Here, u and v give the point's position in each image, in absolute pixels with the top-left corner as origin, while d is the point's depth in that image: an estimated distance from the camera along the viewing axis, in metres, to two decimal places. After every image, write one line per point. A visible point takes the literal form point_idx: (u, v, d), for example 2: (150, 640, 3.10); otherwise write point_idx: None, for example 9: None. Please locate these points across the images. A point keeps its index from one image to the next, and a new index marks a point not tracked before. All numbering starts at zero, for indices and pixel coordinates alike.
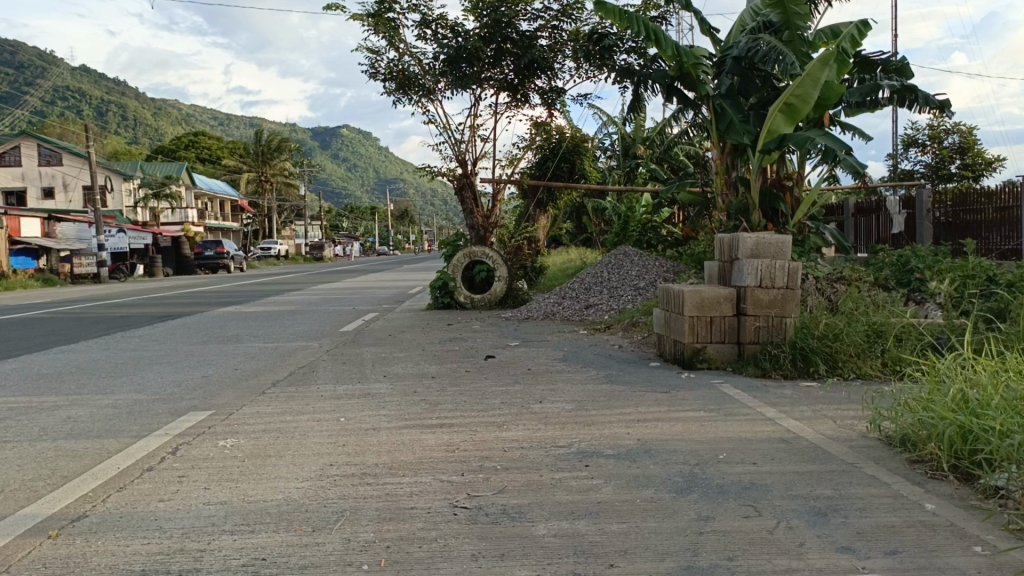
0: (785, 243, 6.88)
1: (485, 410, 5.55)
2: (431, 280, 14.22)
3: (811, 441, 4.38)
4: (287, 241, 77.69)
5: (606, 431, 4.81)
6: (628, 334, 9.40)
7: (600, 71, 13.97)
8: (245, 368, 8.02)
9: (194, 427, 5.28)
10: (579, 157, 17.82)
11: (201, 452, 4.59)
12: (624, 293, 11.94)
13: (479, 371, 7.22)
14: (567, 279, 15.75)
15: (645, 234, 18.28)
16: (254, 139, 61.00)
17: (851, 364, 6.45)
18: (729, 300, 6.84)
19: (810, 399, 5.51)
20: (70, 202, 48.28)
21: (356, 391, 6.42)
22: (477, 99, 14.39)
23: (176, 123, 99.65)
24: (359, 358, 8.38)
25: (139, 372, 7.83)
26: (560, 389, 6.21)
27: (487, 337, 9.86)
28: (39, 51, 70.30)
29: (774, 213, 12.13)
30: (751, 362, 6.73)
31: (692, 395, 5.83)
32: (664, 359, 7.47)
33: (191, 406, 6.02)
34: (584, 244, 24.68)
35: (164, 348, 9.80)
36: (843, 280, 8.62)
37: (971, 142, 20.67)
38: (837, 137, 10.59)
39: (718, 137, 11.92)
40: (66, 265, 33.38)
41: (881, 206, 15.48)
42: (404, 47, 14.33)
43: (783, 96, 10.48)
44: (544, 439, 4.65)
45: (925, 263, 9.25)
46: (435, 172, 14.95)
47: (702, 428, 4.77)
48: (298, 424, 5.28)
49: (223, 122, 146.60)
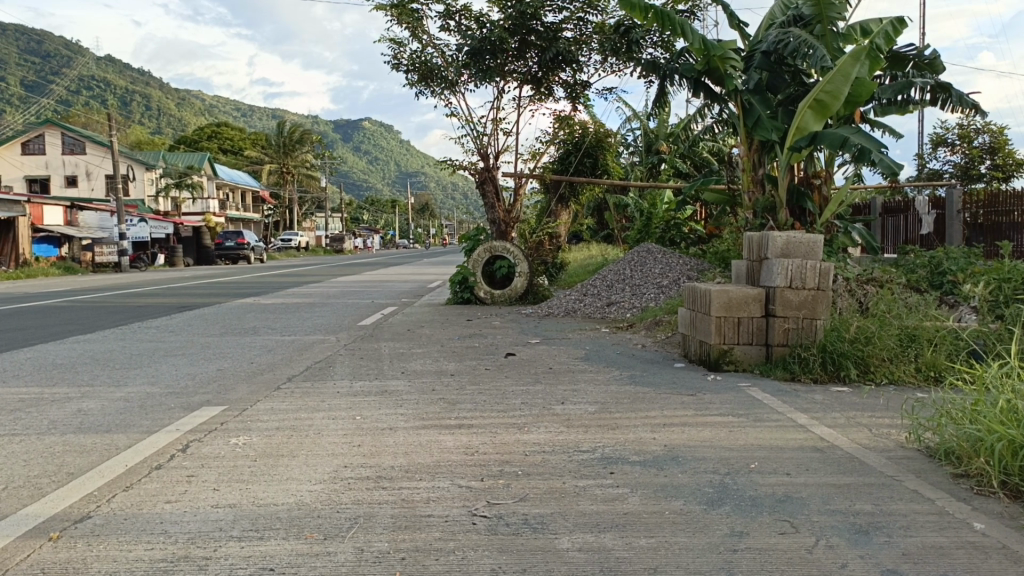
0: (817, 243, 6.66)
1: (505, 411, 5.39)
2: (451, 274, 14.10)
3: (847, 451, 4.17)
4: (308, 233, 78.04)
5: (631, 435, 4.64)
6: (651, 334, 9.20)
7: (626, 65, 13.74)
8: (261, 361, 7.93)
9: (206, 423, 5.18)
10: (602, 152, 17.62)
11: (212, 450, 4.49)
12: (647, 291, 11.73)
13: (499, 369, 7.06)
14: (588, 276, 15.59)
15: (668, 231, 18.02)
16: (275, 131, 61.22)
17: (883, 368, 6.21)
18: (757, 300, 6.62)
19: (843, 405, 5.29)
20: (93, 190, 48.64)
21: (374, 388, 6.28)
22: (500, 91, 14.21)
23: (199, 114, 100.29)
24: (377, 353, 8.25)
25: (154, 364, 7.75)
26: (582, 390, 6.04)
27: (507, 334, 9.71)
28: (65, 41, 70.99)
29: (802, 212, 11.84)
30: (780, 365, 6.51)
31: (719, 399, 5.63)
32: (689, 360, 7.27)
33: (204, 401, 5.93)
34: (605, 240, 24.49)
35: (181, 339, 9.74)
36: (874, 282, 8.37)
37: (1002, 142, 20.16)
38: (871, 135, 10.26)
39: (745, 133, 11.66)
40: (88, 254, 33.61)
41: (909, 206, 15.13)
42: (427, 38, 14.18)
43: (813, 92, 10.18)
44: (566, 443, 4.48)
45: (959, 265, 8.95)
46: (456, 166, 14.80)
47: (731, 434, 4.59)
48: (313, 421, 5.15)
49: (246, 113, 147.43)
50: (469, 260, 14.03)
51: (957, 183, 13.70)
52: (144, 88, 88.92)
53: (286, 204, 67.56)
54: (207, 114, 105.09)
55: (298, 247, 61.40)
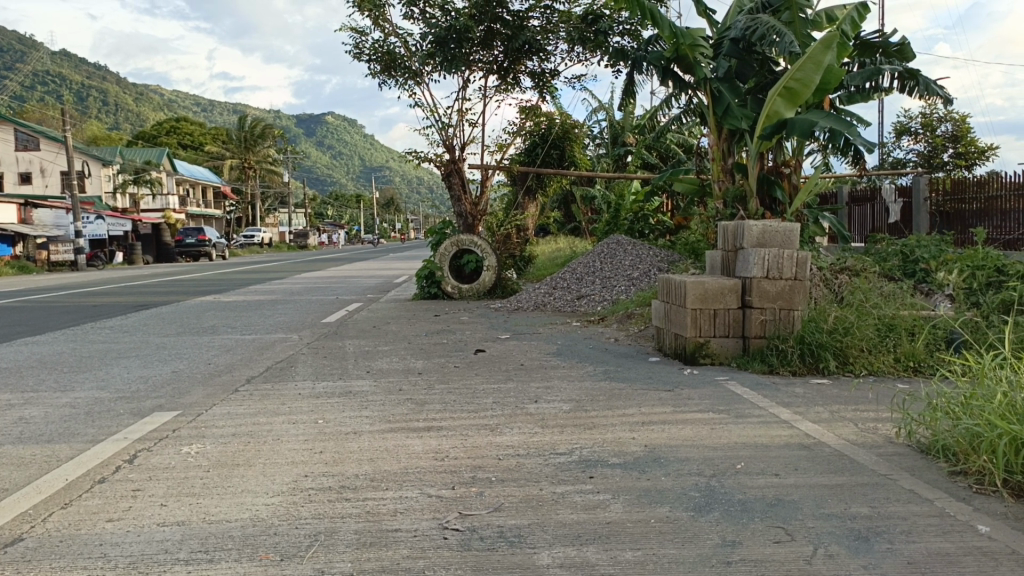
0: (793, 231, 6.48)
1: (476, 411, 5.13)
2: (417, 269, 13.79)
3: (836, 448, 3.99)
4: (271, 229, 76.86)
5: (608, 435, 4.41)
6: (624, 327, 9.01)
7: (593, 54, 13.53)
8: (219, 362, 7.56)
9: (157, 430, 4.84)
10: (569, 144, 17.44)
11: (162, 461, 4.16)
12: (618, 284, 11.55)
13: (469, 367, 6.79)
14: (557, 269, 15.40)
15: (637, 223, 17.88)
16: (237, 126, 60.09)
17: (863, 360, 6.08)
18: (733, 291, 6.44)
19: (825, 399, 5.13)
20: (47, 186, 47.14)
21: (337, 389, 5.98)
22: (466, 81, 13.93)
23: (158, 108, 98.06)
24: (341, 352, 7.93)
25: (105, 367, 7.34)
26: (556, 387, 5.81)
27: (476, 329, 9.44)
28: (16, 33, 68.83)
29: (772, 202, 11.73)
30: (757, 358, 6.33)
31: (698, 394, 5.43)
32: (664, 354, 7.08)
33: (156, 406, 5.58)
34: (573, 232, 24.37)
35: (136, 340, 9.31)
36: (847, 270, 8.27)
37: (964, 130, 20.37)
38: (844, 121, 10.15)
39: (715, 122, 11.51)
40: (42, 252, 32.46)
41: (876, 195, 15.17)
42: (390, 27, 13.82)
43: (782, 80, 10.08)
44: (541, 446, 4.24)
45: (930, 253, 8.89)
46: (421, 158, 14.47)
47: (713, 432, 4.39)
48: (272, 426, 4.84)
49: (206, 108, 144.67)
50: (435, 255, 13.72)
51: (922, 171, 13.74)
52: (99, 82, 86.62)
53: (249, 200, 66.39)
54: (165, 108, 102.74)
55: (261, 243, 60.38)
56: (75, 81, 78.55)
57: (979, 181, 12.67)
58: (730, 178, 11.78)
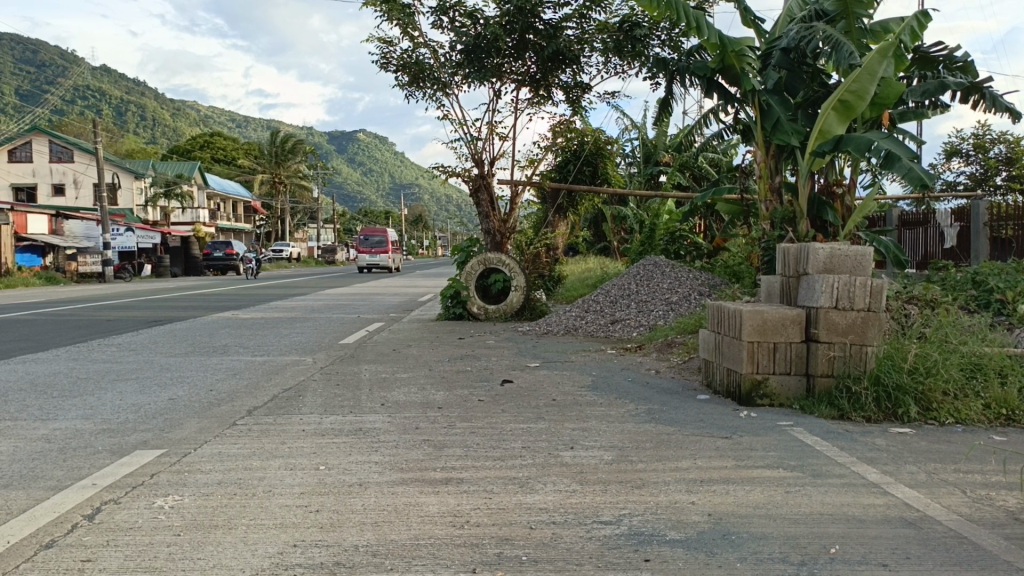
0: (866, 255, 5.71)
1: (502, 459, 4.41)
2: (443, 288, 13.13)
3: (949, 525, 3.24)
4: (299, 245, 77.10)
5: (662, 498, 3.66)
6: (664, 357, 8.23)
7: (630, 66, 12.87)
8: (221, 388, 6.90)
9: (132, 476, 4.18)
10: (602, 161, 16.83)
11: (127, 519, 3.49)
12: (655, 308, 10.79)
13: (495, 401, 6.07)
14: (588, 291, 14.71)
15: (673, 244, 17.09)
16: (268, 141, 60.37)
17: (947, 406, 5.31)
18: (797, 323, 5.68)
19: (915, 455, 4.36)
20: (78, 198, 47.31)
21: (345, 426, 5.29)
22: (497, 94, 13.33)
23: (192, 123, 99.10)
24: (355, 379, 7.25)
25: (98, 391, 6.74)
26: (595, 430, 5.08)
27: (503, 355, 8.73)
28: (58, 50, 70.27)
29: (824, 224, 10.96)
30: (824, 401, 5.53)
31: (761, 443, 4.66)
32: (714, 392, 6.31)
33: (139, 443, 4.92)
34: (602, 252, 23.77)
35: (139, 360, 8.71)
36: (917, 300, 7.46)
37: (1019, 152, 19.41)
38: (903, 143, 9.36)
39: (762, 137, 10.77)
40: (72, 263, 32.38)
41: (929, 219, 14.24)
42: (419, 36, 13.26)
43: (836, 92, 9.31)
44: (581, 510, 3.51)
45: (1006, 282, 8.03)
46: (449, 173, 13.85)
47: (789, 497, 3.63)
48: (265, 474, 4.17)
49: (239, 124, 146.52)
50: (461, 273, 13.06)
51: (981, 195, 12.82)
52: (138, 98, 88.10)
53: (279, 215, 66.60)
54: (199, 122, 103.93)
55: (288, 258, 60.39)
56: (114, 97, 80.06)
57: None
58: (778, 197, 11.02)
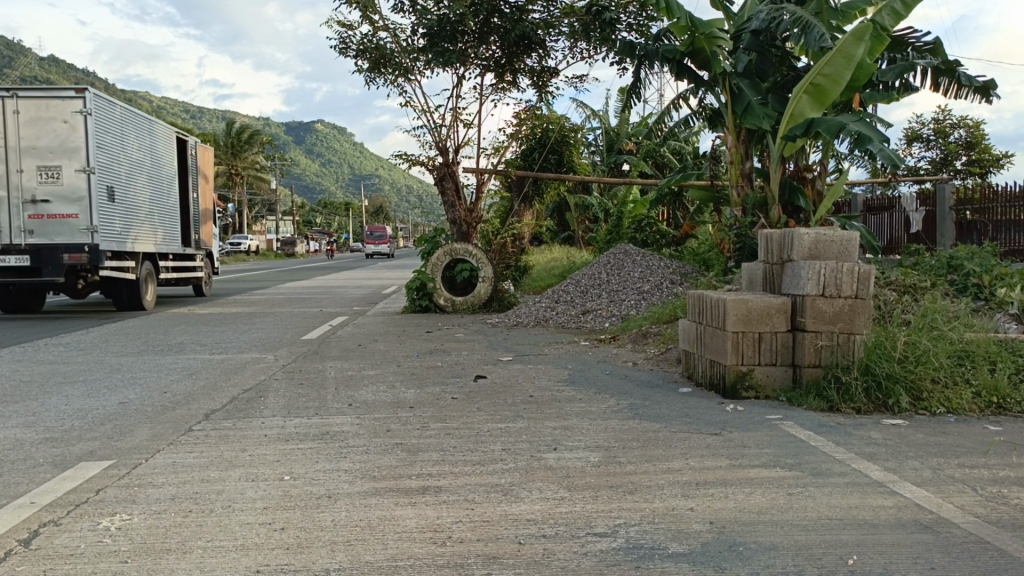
0: (853, 241, 5.52)
1: (481, 463, 4.11)
2: (408, 280, 12.74)
3: (968, 528, 3.03)
4: (258, 238, 75.64)
5: (659, 504, 3.39)
6: (640, 348, 7.99)
7: (597, 51, 12.60)
8: (176, 390, 6.48)
9: (77, 492, 3.79)
10: (568, 148, 16.58)
11: (67, 544, 3.12)
12: (627, 298, 10.56)
13: (469, 399, 5.76)
14: (556, 281, 14.47)
15: (640, 232, 16.91)
16: (224, 132, 59.00)
17: (938, 396, 5.14)
18: (782, 311, 5.47)
19: (916, 449, 4.16)
20: None
21: (311, 430, 4.93)
22: (461, 79, 12.96)
23: (145, 114, 96.59)
24: (320, 377, 6.88)
25: (41, 396, 6.26)
26: (578, 428, 4.80)
27: (474, 349, 8.41)
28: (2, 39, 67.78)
29: (795, 209, 10.84)
30: (812, 392, 5.32)
31: (753, 440, 4.43)
32: (696, 385, 6.08)
33: (84, 455, 4.51)
34: (567, 241, 23.60)
35: (88, 361, 8.21)
36: (897, 286, 7.31)
37: (978, 137, 19.63)
38: (874, 125, 9.22)
39: (733, 122, 10.59)
40: None
41: (894, 204, 14.24)
42: (379, 20, 12.82)
43: (808, 75, 9.14)
44: (573, 521, 3.23)
45: (983, 266, 7.95)
46: (413, 161, 13.46)
47: (794, 499, 3.39)
48: (224, 486, 3.81)
49: (194, 115, 143.38)
50: (426, 264, 12.70)
51: (947, 178, 12.82)
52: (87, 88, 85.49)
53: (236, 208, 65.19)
54: (150, 113, 101.27)
55: (246, 251, 59.16)
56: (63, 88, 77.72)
57: (1008, 190, 11.85)
58: (749, 183, 10.88)
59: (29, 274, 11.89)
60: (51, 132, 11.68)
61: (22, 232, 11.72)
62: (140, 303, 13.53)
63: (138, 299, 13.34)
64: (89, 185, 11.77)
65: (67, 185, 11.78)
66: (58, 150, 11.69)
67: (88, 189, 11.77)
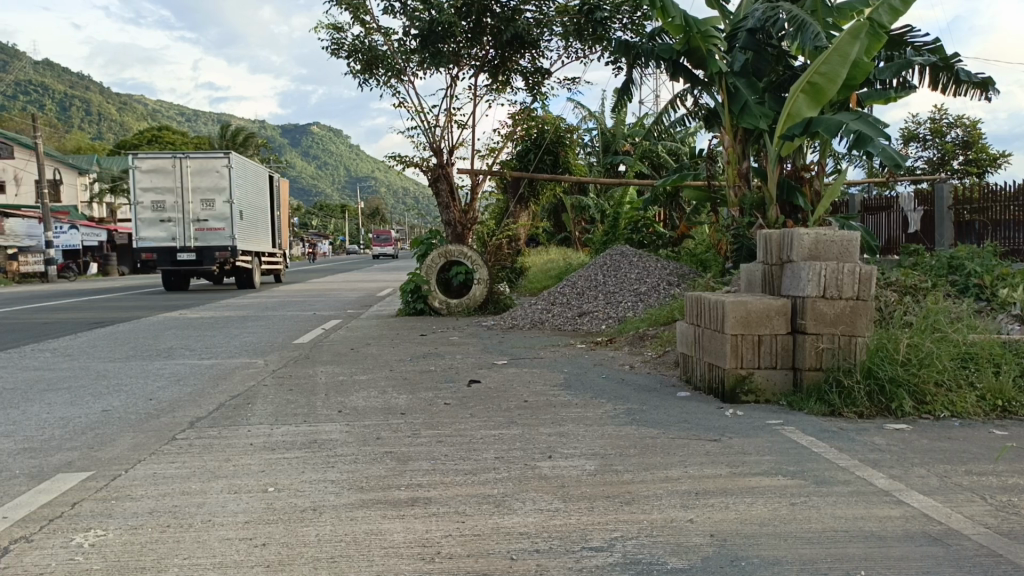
0: (854, 241, 5.39)
1: (473, 473, 3.97)
2: (402, 282, 12.61)
3: (978, 540, 2.90)
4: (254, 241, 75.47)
5: (656, 516, 3.26)
6: (637, 351, 7.86)
7: (592, 51, 12.48)
8: (163, 397, 6.33)
9: (53, 506, 3.65)
10: (563, 149, 16.45)
11: (37, 562, 2.98)
12: (623, 300, 10.44)
13: (461, 405, 5.63)
14: (552, 283, 14.34)
15: (636, 233, 16.79)
16: (219, 134, 58.82)
17: (943, 399, 5.02)
18: (782, 313, 5.35)
19: (922, 455, 4.04)
20: (19, 196, 45.43)
21: (298, 438, 4.79)
22: (454, 79, 12.82)
23: (140, 117, 96.27)
24: (310, 382, 6.74)
25: (24, 404, 6.11)
26: (573, 435, 4.67)
27: (469, 353, 8.27)
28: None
29: (793, 209, 10.74)
30: (813, 396, 5.20)
31: (754, 446, 4.30)
32: (694, 388, 5.96)
33: (62, 466, 4.36)
34: (563, 243, 23.49)
35: (75, 367, 8.05)
36: (898, 286, 7.18)
37: (975, 136, 19.56)
38: (873, 124, 9.08)
39: (730, 122, 10.48)
40: (13, 264, 30.92)
41: (892, 204, 14.11)
42: (371, 20, 12.68)
43: (805, 74, 9.00)
44: (567, 534, 3.09)
45: (984, 266, 7.83)
46: (407, 163, 13.31)
47: (797, 510, 3.26)
48: (205, 499, 3.67)
49: (189, 118, 143.14)
50: (421, 267, 12.56)
51: (945, 177, 12.69)
52: (81, 91, 85.15)
53: None
54: (146, 116, 101.03)
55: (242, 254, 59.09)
56: (57, 91, 77.46)
57: (1007, 189, 11.75)
58: (746, 182, 10.78)
59: (194, 265, 19.51)
60: (210, 178, 19.32)
61: (192, 240, 19.33)
62: (249, 282, 21.21)
63: (250, 279, 21.19)
64: (232, 210, 19.38)
65: (218, 210, 19.39)
66: (212, 189, 19.31)
67: (229, 213, 19.34)
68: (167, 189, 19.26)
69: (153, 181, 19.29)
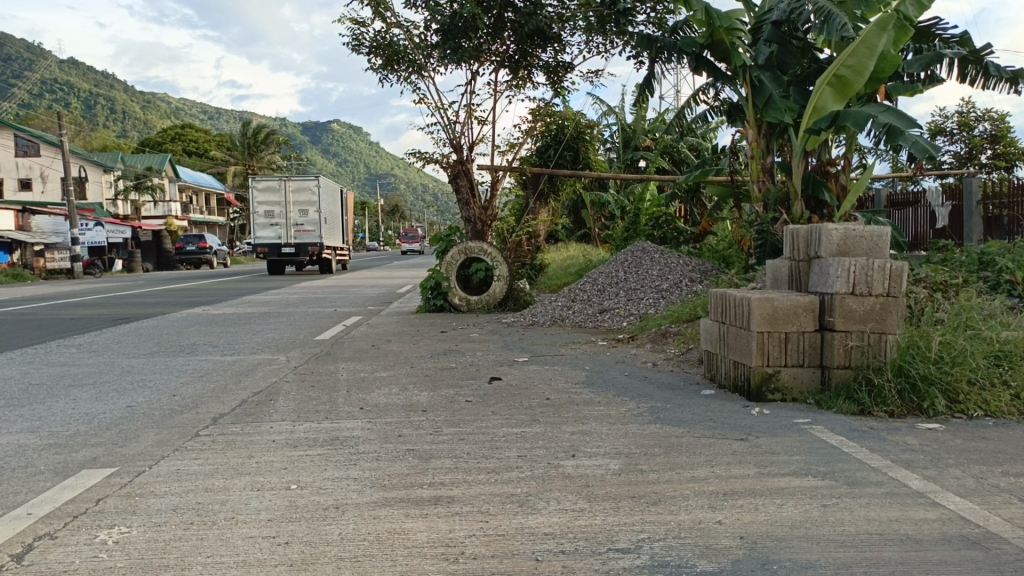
0: (884, 236, 5.28)
1: (496, 471, 3.92)
2: (422, 279, 12.59)
3: (1020, 544, 2.81)
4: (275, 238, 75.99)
5: (684, 516, 3.20)
6: (660, 348, 7.78)
7: (613, 45, 12.38)
8: (185, 393, 6.34)
9: (77, 502, 3.65)
10: (583, 145, 16.36)
11: (61, 559, 2.97)
12: (645, 296, 10.35)
13: (483, 402, 5.59)
14: (573, 280, 14.28)
15: (657, 229, 16.69)
16: (241, 132, 59.25)
17: (976, 398, 4.91)
18: (809, 310, 5.25)
19: (956, 455, 3.94)
20: (45, 193, 45.96)
21: (320, 435, 4.77)
22: (475, 75, 12.77)
23: (163, 116, 97.16)
24: (331, 379, 6.73)
25: (49, 400, 6.14)
26: (597, 433, 4.61)
27: (490, 349, 8.24)
28: (22, 42, 68.39)
29: (818, 204, 10.61)
30: (842, 395, 5.10)
31: (782, 446, 4.22)
32: (719, 387, 5.87)
33: (86, 462, 4.36)
34: (583, 239, 23.42)
35: (99, 363, 8.10)
36: (927, 282, 7.04)
37: (1004, 130, 19.23)
38: (903, 116, 8.92)
39: (754, 116, 10.35)
40: (40, 260, 31.27)
41: (919, 199, 13.89)
42: (392, 16, 12.65)
43: (832, 67, 8.85)
44: (593, 535, 3.04)
45: (1016, 261, 7.65)
46: (427, 159, 13.29)
47: (829, 512, 3.18)
48: (228, 496, 3.65)
49: (211, 116, 144.35)
50: (441, 263, 12.54)
51: (973, 171, 12.45)
52: (105, 90, 86.06)
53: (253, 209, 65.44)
54: (169, 114, 101.97)
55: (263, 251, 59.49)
56: (82, 90, 78.39)
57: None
58: (770, 178, 10.64)
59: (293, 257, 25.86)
60: (305, 192, 25.87)
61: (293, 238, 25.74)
62: (330, 268, 27.53)
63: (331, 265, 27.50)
64: (321, 217, 25.85)
65: (312, 216, 25.93)
66: (307, 202, 25.89)
67: (319, 219, 25.89)
68: (276, 203, 25.91)
69: (266, 196, 25.85)
